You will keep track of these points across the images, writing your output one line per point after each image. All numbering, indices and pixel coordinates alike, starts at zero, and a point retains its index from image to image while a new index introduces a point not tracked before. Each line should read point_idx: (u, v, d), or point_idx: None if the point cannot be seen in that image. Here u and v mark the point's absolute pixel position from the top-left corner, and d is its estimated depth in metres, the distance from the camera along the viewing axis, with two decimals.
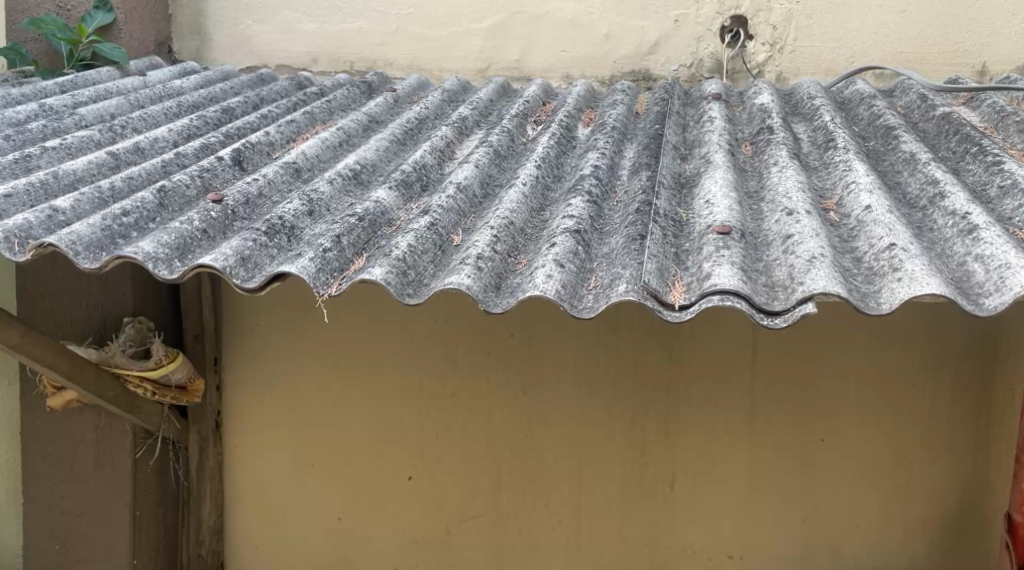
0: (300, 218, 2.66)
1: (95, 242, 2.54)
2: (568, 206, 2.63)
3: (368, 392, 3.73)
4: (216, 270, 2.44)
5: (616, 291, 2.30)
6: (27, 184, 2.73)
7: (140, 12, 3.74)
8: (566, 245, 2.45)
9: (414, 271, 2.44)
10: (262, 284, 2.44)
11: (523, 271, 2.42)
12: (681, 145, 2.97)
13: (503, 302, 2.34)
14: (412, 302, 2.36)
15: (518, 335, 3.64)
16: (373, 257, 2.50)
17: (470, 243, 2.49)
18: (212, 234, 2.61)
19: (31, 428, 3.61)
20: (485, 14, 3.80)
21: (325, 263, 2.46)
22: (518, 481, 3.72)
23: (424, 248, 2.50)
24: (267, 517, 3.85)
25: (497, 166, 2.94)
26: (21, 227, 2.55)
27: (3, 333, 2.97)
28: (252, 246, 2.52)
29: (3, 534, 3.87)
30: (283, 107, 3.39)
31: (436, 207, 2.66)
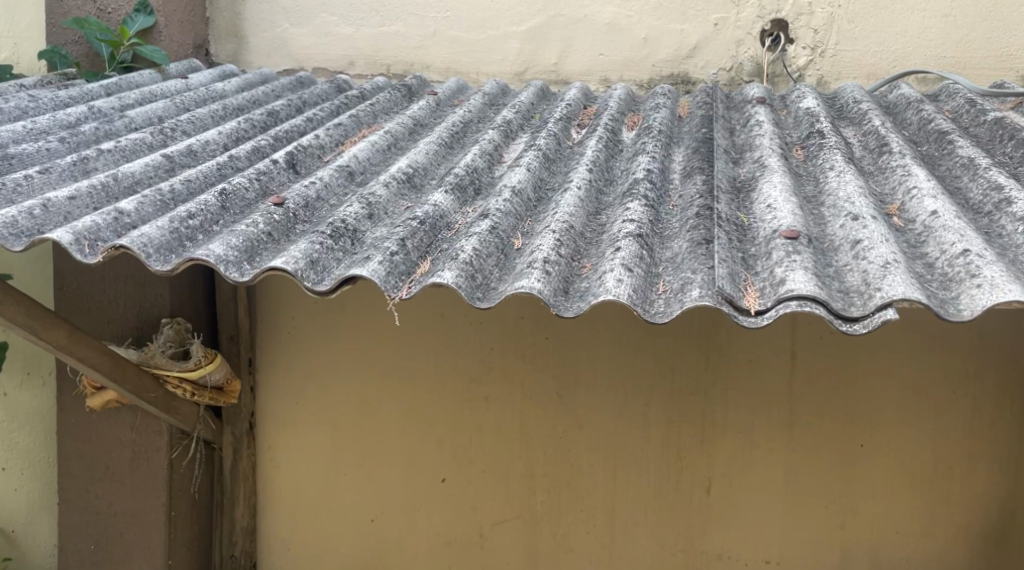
0: (361, 221, 2.44)
1: (165, 245, 2.33)
2: (627, 211, 2.45)
3: (402, 390, 3.68)
4: (286, 274, 2.24)
5: (689, 296, 2.15)
6: (90, 187, 2.52)
7: (179, 14, 3.69)
8: (631, 249, 2.29)
9: (481, 274, 2.26)
10: (334, 287, 2.24)
11: (590, 276, 2.25)
12: (731, 149, 2.82)
13: (576, 306, 2.18)
14: (483, 306, 2.17)
15: (552, 338, 3.57)
16: (440, 261, 2.30)
17: (535, 246, 2.31)
18: (277, 236, 2.40)
19: (66, 427, 3.55)
20: (524, 16, 3.74)
21: (394, 266, 2.26)
22: (554, 485, 3.63)
23: (488, 251, 2.32)
24: (298, 518, 3.79)
25: (547, 170, 2.73)
26: (87, 230, 2.34)
27: (49, 333, 2.87)
28: (320, 249, 2.31)
29: (36, 534, 3.85)
30: (327, 110, 3.16)
31: (494, 210, 2.45)
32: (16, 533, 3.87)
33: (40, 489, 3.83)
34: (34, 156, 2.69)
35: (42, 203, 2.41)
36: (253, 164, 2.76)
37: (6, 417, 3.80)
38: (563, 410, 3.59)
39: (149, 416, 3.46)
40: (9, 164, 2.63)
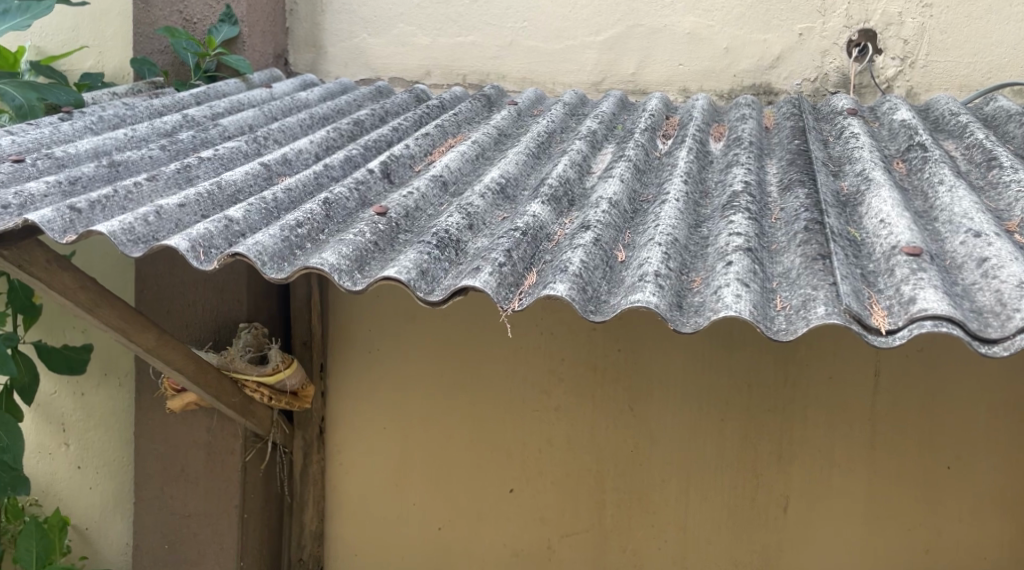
0: (463, 231, 2.42)
1: (278, 252, 2.33)
2: (731, 224, 2.42)
3: (476, 400, 3.69)
4: (399, 284, 2.21)
5: (815, 313, 2.10)
6: (197, 195, 2.56)
7: (262, 24, 3.75)
8: (743, 263, 2.25)
9: (592, 287, 2.22)
10: (446, 298, 2.21)
11: (703, 291, 2.22)
12: (829, 162, 2.78)
13: (694, 322, 2.14)
14: (596, 320, 2.14)
15: (626, 350, 3.55)
16: (548, 273, 2.25)
17: (643, 259, 2.28)
18: (383, 246, 2.38)
19: (145, 427, 3.64)
20: (602, 27, 3.74)
21: (504, 277, 2.23)
22: (624, 499, 3.60)
23: (595, 263, 2.28)
24: (366, 525, 3.82)
25: (640, 182, 2.73)
26: (202, 237, 2.36)
27: (140, 336, 2.94)
28: (428, 258, 2.29)
29: (110, 531, 3.95)
30: (411, 120, 3.20)
31: (595, 221, 2.42)
32: (92, 530, 3.97)
33: (114, 489, 3.93)
34: (140, 163, 2.76)
35: (155, 210, 2.46)
36: (347, 173, 2.80)
37: (84, 417, 3.92)
38: (638, 423, 3.57)
39: (225, 418, 3.52)
40: (116, 171, 2.71)
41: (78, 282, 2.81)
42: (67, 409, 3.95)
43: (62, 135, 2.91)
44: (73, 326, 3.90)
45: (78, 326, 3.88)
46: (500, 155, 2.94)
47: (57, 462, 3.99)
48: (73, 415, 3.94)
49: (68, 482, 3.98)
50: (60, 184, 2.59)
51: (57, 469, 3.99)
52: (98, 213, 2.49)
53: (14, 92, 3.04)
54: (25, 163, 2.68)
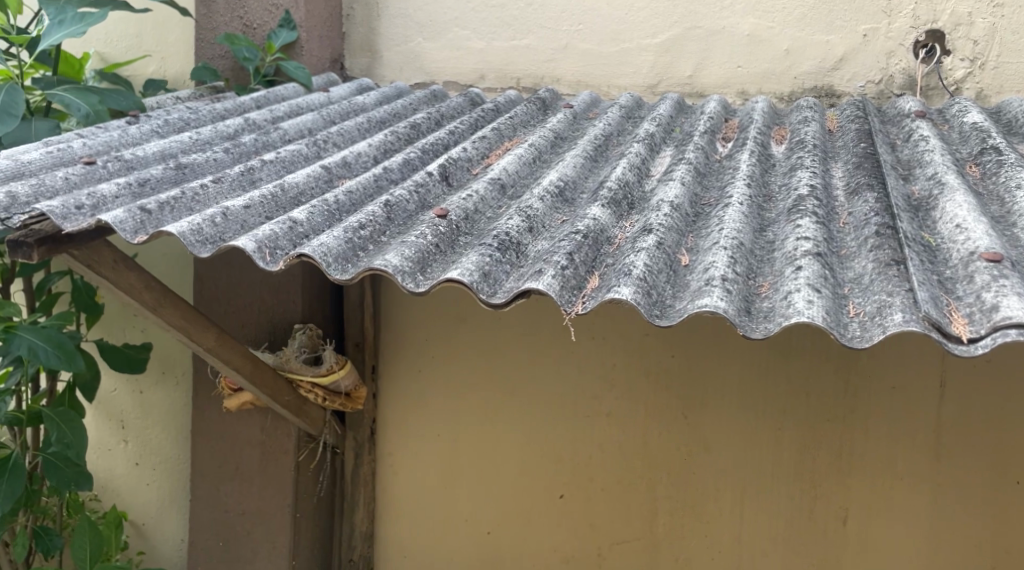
0: (523, 234, 2.40)
1: (342, 254, 2.34)
2: (798, 228, 2.38)
3: (528, 404, 3.67)
4: (461, 286, 2.20)
5: (893, 320, 2.04)
6: (261, 197, 2.58)
7: (320, 29, 3.79)
8: (813, 269, 2.20)
9: (656, 291, 2.18)
10: (508, 300, 2.19)
11: (772, 296, 2.17)
12: (898, 165, 2.72)
13: (764, 328, 2.09)
14: (662, 324, 2.11)
15: (681, 356, 3.51)
16: (611, 276, 2.23)
17: (708, 263, 2.24)
18: (444, 248, 2.38)
19: (203, 426, 3.69)
20: (659, 29, 3.70)
21: (567, 280, 2.20)
22: (677, 507, 3.56)
23: (659, 267, 2.25)
24: (417, 527, 3.83)
25: (700, 185, 2.70)
26: (268, 238, 2.37)
27: (201, 335, 2.98)
28: (489, 261, 2.28)
29: (166, 527, 4.02)
30: (467, 123, 3.21)
31: (657, 225, 2.39)
32: (148, 524, 4.04)
33: (170, 487, 4.00)
34: (204, 166, 2.80)
35: (221, 212, 2.48)
36: (405, 175, 2.81)
37: (143, 415, 4.00)
38: (693, 431, 3.52)
39: (278, 418, 3.56)
40: (183, 174, 2.75)
41: (144, 282, 2.83)
42: (126, 407, 4.02)
43: (130, 138, 2.96)
44: (133, 325, 3.97)
45: (139, 326, 3.96)
46: (557, 159, 2.92)
47: (115, 458, 4.06)
48: (132, 412, 4.01)
49: (126, 478, 4.05)
50: (130, 186, 2.63)
51: (117, 465, 4.06)
52: (167, 215, 2.52)
53: (76, 99, 3.03)
54: (97, 165, 2.72)
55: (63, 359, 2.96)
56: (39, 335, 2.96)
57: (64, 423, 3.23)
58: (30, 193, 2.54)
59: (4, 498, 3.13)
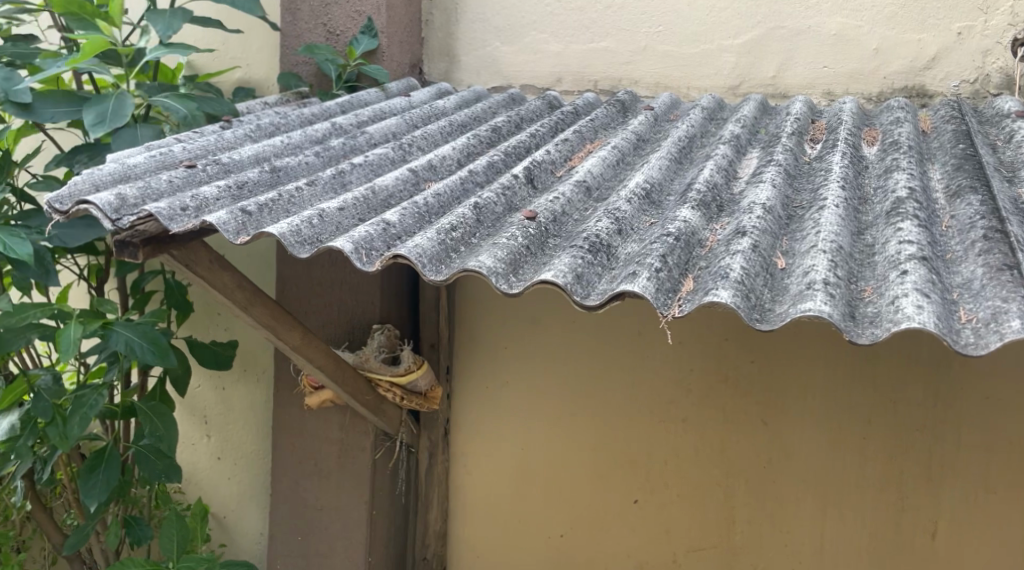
0: (612, 236, 2.38)
1: (436, 255, 2.34)
2: (899, 231, 2.31)
3: (607, 408, 3.65)
4: (555, 288, 2.18)
5: (1009, 327, 1.97)
6: (354, 199, 2.62)
7: (400, 35, 3.83)
8: (920, 273, 2.14)
9: (755, 295, 2.14)
10: (602, 302, 2.17)
11: (877, 301, 2.12)
12: (1000, 166, 2.64)
13: (870, 333, 2.04)
14: (763, 329, 2.07)
15: (761, 361, 3.47)
16: (707, 279, 2.19)
17: (808, 267, 2.19)
18: (535, 250, 2.37)
19: (283, 422, 3.75)
20: (740, 30, 3.66)
21: (662, 282, 2.17)
22: (757, 516, 3.51)
23: (756, 270, 2.21)
24: (492, 529, 3.84)
25: (791, 187, 2.65)
26: (364, 239, 2.39)
27: (286, 333, 3.03)
28: (582, 263, 2.26)
29: (246, 521, 4.11)
30: (548, 126, 3.21)
31: (751, 227, 2.35)
32: (229, 517, 4.14)
33: (250, 481, 4.09)
34: (297, 169, 2.86)
35: (318, 214, 2.51)
36: (490, 178, 2.82)
37: (225, 410, 4.10)
38: (777, 439, 3.47)
39: (356, 416, 3.61)
40: (277, 176, 2.80)
41: (236, 282, 2.89)
42: (208, 402, 4.13)
43: (225, 142, 3.03)
44: (218, 324, 4.08)
45: (222, 324, 4.06)
46: (641, 160, 2.91)
47: (198, 452, 4.17)
48: (214, 407, 4.12)
49: (208, 471, 4.15)
50: (229, 188, 2.69)
51: (199, 459, 4.17)
52: (267, 216, 2.56)
53: (176, 103, 3.20)
54: (197, 169, 2.79)
55: (156, 353, 3.04)
56: (134, 331, 3.06)
57: (155, 415, 3.32)
58: (138, 196, 2.60)
59: (99, 488, 3.24)
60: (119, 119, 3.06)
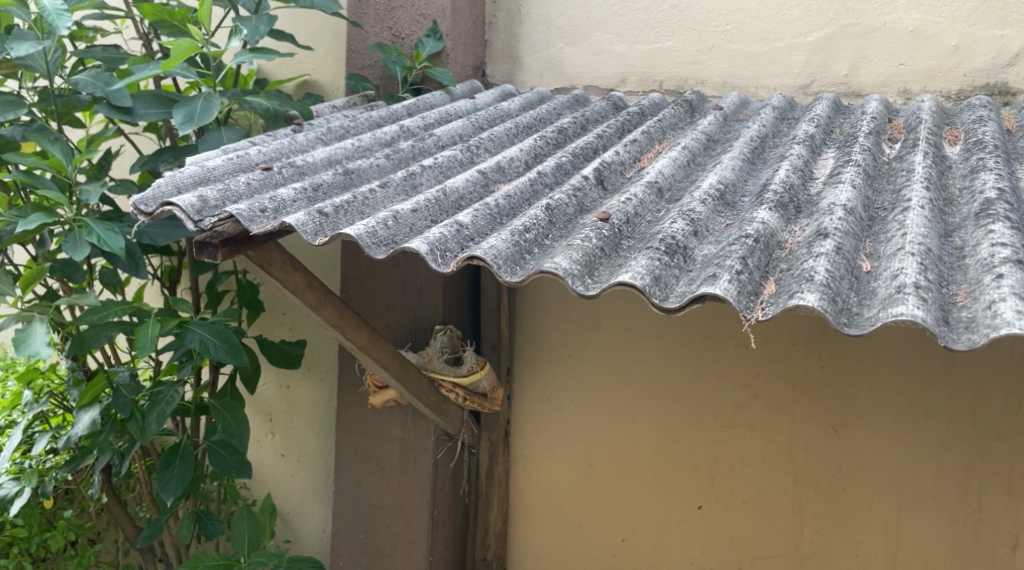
0: (689, 237, 2.33)
1: (511, 256, 2.33)
2: (990, 233, 2.24)
3: (673, 412, 3.60)
4: (633, 290, 2.14)
5: None
6: (427, 201, 2.63)
7: (464, 38, 3.84)
8: (1016, 276, 2.07)
9: (842, 298, 2.08)
10: (681, 305, 2.12)
11: (971, 305, 2.05)
12: None
13: (966, 339, 1.97)
14: (851, 333, 2.01)
15: (831, 366, 3.40)
16: (790, 282, 2.14)
17: (896, 269, 2.13)
18: (609, 251, 2.34)
19: (346, 421, 3.79)
20: (812, 27, 3.58)
21: (743, 285, 2.12)
22: (827, 525, 3.44)
23: (841, 273, 2.15)
24: (554, 532, 3.82)
25: (871, 188, 2.58)
26: (439, 241, 2.38)
27: (353, 333, 3.05)
28: (659, 264, 2.22)
29: (310, 517, 4.16)
30: (615, 127, 3.19)
31: (833, 229, 2.30)
32: (293, 513, 4.20)
33: (313, 478, 4.14)
34: (368, 172, 2.88)
35: (392, 216, 2.52)
36: (559, 179, 2.81)
37: (290, 408, 4.16)
38: (848, 446, 3.40)
39: (418, 416, 3.63)
40: (351, 179, 2.83)
41: (307, 283, 2.92)
42: (273, 400, 4.19)
43: (298, 146, 3.07)
44: (284, 324, 4.14)
45: (287, 323, 4.13)
46: (712, 161, 2.87)
47: (263, 449, 4.23)
48: (279, 406, 4.18)
49: (273, 468, 4.21)
50: (306, 191, 2.71)
51: (264, 455, 4.23)
52: (342, 218, 2.58)
53: (262, 101, 3.33)
54: (273, 171, 2.82)
55: (230, 351, 3.10)
56: (210, 330, 3.12)
57: (228, 412, 3.40)
58: (218, 198, 2.64)
59: (175, 482, 3.32)
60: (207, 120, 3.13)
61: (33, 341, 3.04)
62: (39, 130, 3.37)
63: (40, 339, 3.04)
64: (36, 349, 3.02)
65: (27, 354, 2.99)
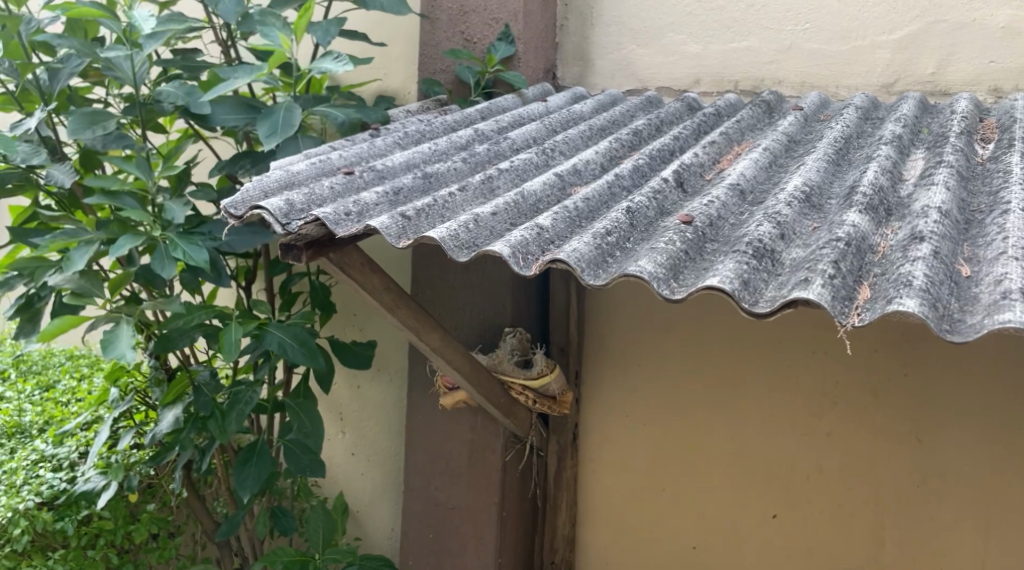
0: (776, 241, 2.28)
1: (594, 259, 2.31)
2: None
3: (746, 419, 3.54)
4: (722, 295, 2.10)
5: None
6: (506, 204, 2.63)
7: (536, 41, 3.83)
8: None
9: (942, 304, 2.01)
10: (772, 310, 2.07)
11: None
12: None
13: None
14: (954, 340, 1.94)
15: (914, 374, 3.30)
16: (886, 287, 2.08)
17: (999, 274, 2.06)
18: (693, 255, 2.30)
19: (417, 422, 3.82)
20: (897, 25, 3.49)
21: (837, 290, 2.06)
22: (907, 537, 3.34)
23: (940, 278, 2.09)
24: (624, 538, 3.77)
25: (966, 190, 2.50)
26: (520, 244, 2.38)
27: (427, 335, 3.06)
28: (747, 268, 2.17)
29: (379, 516, 4.20)
30: (691, 129, 3.15)
31: (929, 233, 2.23)
32: (362, 511, 4.24)
33: (383, 477, 4.18)
34: (445, 175, 2.89)
35: (473, 219, 2.52)
36: (637, 182, 2.78)
37: (360, 408, 4.21)
38: (930, 456, 3.29)
39: (487, 417, 3.63)
40: (430, 182, 2.84)
41: (384, 284, 2.94)
42: (344, 400, 4.25)
43: (376, 150, 3.10)
44: (356, 326, 4.19)
45: (358, 325, 4.19)
46: (795, 163, 2.81)
47: (334, 447, 4.28)
48: (350, 406, 4.23)
49: (343, 466, 4.26)
50: (387, 195, 2.73)
51: (334, 454, 4.29)
52: (424, 221, 2.59)
53: (335, 111, 3.36)
54: (355, 175, 2.85)
55: (307, 353, 3.15)
56: (287, 332, 3.17)
57: (302, 412, 3.48)
58: (304, 202, 2.67)
59: (253, 480, 3.38)
60: (290, 132, 3.20)
61: (119, 343, 3.13)
62: (119, 141, 3.39)
63: (126, 341, 3.14)
64: (123, 350, 3.12)
65: (114, 355, 3.09)
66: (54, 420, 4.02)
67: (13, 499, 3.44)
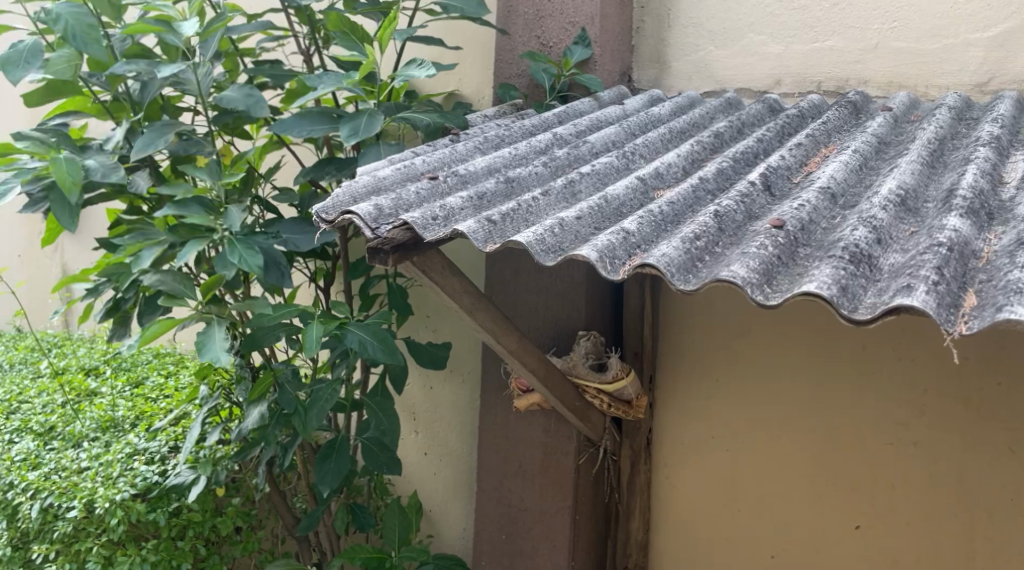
0: (873, 246, 2.22)
1: (683, 264, 2.28)
2: None
3: (828, 427, 3.46)
4: (820, 301, 2.05)
5: None
6: (590, 208, 2.62)
7: (613, 43, 3.81)
8: None
9: None
10: (873, 317, 2.02)
11: None
12: None
13: None
14: None
15: (1007, 384, 3.17)
16: (994, 294, 2.01)
17: None
18: (786, 260, 2.25)
19: (491, 424, 3.84)
20: (992, 21, 3.36)
21: (942, 297, 2.00)
22: (999, 552, 3.21)
23: None
24: (698, 545, 3.72)
25: None
26: (607, 248, 2.36)
27: (504, 338, 3.06)
28: (845, 274, 2.12)
29: (452, 516, 4.22)
30: (775, 131, 3.09)
31: None
32: (436, 511, 4.28)
33: (454, 477, 4.21)
34: (527, 179, 2.89)
35: (558, 223, 2.52)
36: (721, 185, 2.74)
37: (434, 409, 4.25)
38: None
39: (561, 420, 3.62)
40: (512, 187, 2.85)
41: (464, 288, 2.95)
42: (418, 401, 4.29)
43: (459, 155, 3.12)
44: (430, 328, 4.23)
45: (433, 328, 4.22)
46: (886, 165, 2.73)
47: (408, 447, 4.34)
48: (424, 406, 4.28)
49: (417, 466, 4.31)
50: (472, 199, 2.74)
51: (408, 453, 4.35)
52: (509, 225, 2.60)
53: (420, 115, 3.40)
54: (439, 180, 2.87)
55: (387, 350, 3.17)
56: (366, 330, 3.21)
57: (380, 411, 3.51)
58: (392, 207, 2.70)
59: (332, 475, 3.44)
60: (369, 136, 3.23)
61: (214, 345, 3.22)
62: (197, 146, 3.57)
63: (219, 344, 3.22)
64: (217, 353, 3.19)
65: (210, 358, 3.17)
66: (144, 415, 4.15)
67: (109, 490, 3.58)
